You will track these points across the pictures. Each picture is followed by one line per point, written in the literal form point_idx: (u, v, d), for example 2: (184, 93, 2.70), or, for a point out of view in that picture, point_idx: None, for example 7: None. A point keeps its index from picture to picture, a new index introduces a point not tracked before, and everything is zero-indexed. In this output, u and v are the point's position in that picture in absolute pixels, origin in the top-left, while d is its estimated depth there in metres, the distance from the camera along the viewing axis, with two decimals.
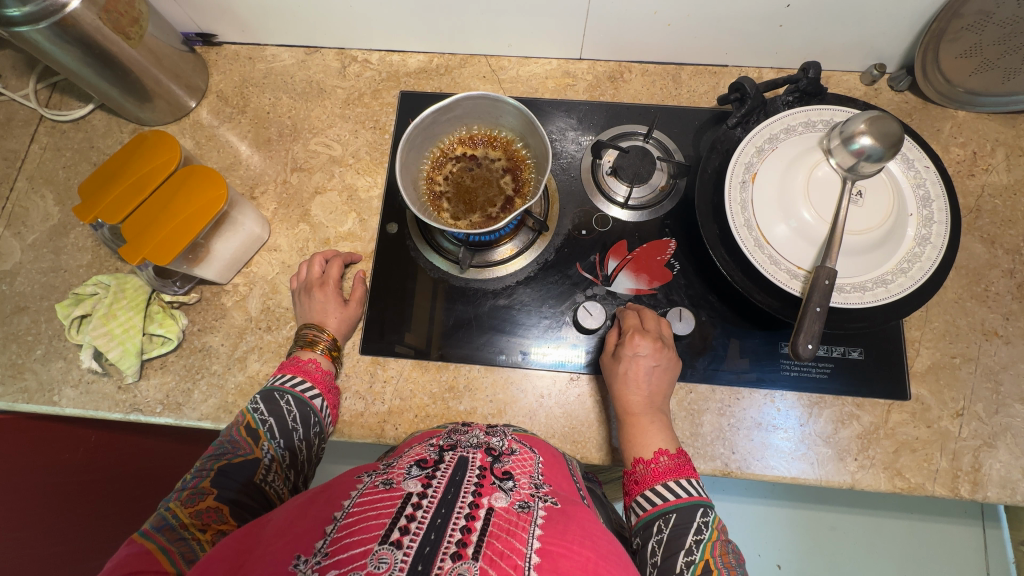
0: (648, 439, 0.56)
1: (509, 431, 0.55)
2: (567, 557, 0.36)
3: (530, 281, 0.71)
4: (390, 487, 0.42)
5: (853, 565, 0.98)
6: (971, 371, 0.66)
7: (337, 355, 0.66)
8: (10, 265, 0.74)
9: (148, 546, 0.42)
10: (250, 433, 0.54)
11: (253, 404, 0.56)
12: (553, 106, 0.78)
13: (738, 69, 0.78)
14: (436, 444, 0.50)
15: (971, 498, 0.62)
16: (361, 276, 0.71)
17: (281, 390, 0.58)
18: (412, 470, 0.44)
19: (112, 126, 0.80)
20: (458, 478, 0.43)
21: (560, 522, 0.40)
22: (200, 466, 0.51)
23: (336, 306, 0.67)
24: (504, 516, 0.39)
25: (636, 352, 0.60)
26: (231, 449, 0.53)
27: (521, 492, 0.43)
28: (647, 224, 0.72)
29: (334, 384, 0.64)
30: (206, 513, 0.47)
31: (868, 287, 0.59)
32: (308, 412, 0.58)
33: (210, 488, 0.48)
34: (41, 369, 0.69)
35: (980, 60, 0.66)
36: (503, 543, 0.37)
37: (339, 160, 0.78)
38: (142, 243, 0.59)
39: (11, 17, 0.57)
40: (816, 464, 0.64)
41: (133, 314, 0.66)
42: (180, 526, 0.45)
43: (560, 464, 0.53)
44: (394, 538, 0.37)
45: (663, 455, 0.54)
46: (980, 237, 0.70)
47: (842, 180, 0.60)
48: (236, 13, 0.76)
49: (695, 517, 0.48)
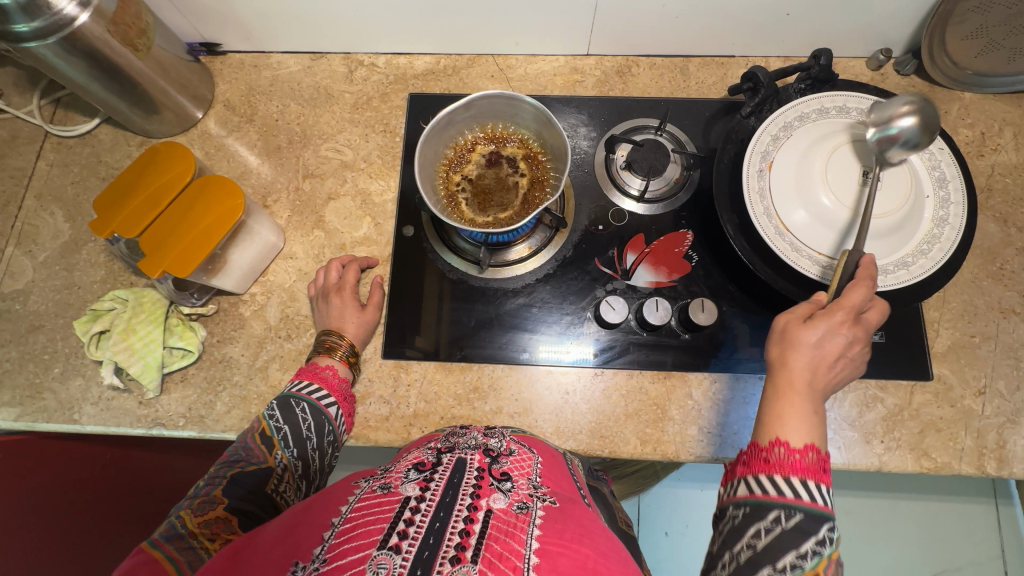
0: (800, 415, 0.46)
1: (507, 433, 0.56)
2: (567, 556, 0.36)
3: (549, 279, 0.71)
4: (388, 492, 0.42)
5: None
6: (991, 349, 0.66)
7: (355, 361, 0.65)
8: (22, 284, 0.73)
9: (158, 556, 0.42)
10: (264, 440, 0.54)
11: (268, 410, 0.56)
12: (563, 102, 0.78)
13: (745, 59, 0.79)
14: (434, 448, 0.51)
15: (997, 475, 0.63)
16: (379, 281, 0.70)
17: (297, 396, 0.58)
18: (410, 474, 0.45)
19: (118, 139, 0.79)
20: (456, 480, 0.43)
21: (559, 520, 0.40)
22: (213, 473, 0.51)
23: (353, 312, 0.67)
24: (502, 518, 0.40)
25: (835, 326, 0.50)
26: (245, 457, 0.53)
27: (519, 492, 0.43)
28: (662, 216, 0.72)
29: (350, 392, 0.63)
30: (216, 522, 0.47)
31: (890, 269, 0.59)
32: (322, 421, 0.58)
33: (221, 497, 0.48)
34: (59, 388, 0.69)
35: (986, 41, 0.67)
36: (502, 545, 0.37)
37: (351, 165, 0.77)
38: (161, 256, 0.59)
39: (18, 33, 0.57)
40: (842, 448, 0.64)
41: (152, 327, 0.66)
42: (189, 534, 0.45)
43: (558, 463, 0.54)
44: (392, 543, 0.37)
45: (811, 451, 0.44)
46: (992, 217, 0.70)
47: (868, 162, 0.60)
48: (240, 20, 0.76)
49: (822, 528, 0.40)
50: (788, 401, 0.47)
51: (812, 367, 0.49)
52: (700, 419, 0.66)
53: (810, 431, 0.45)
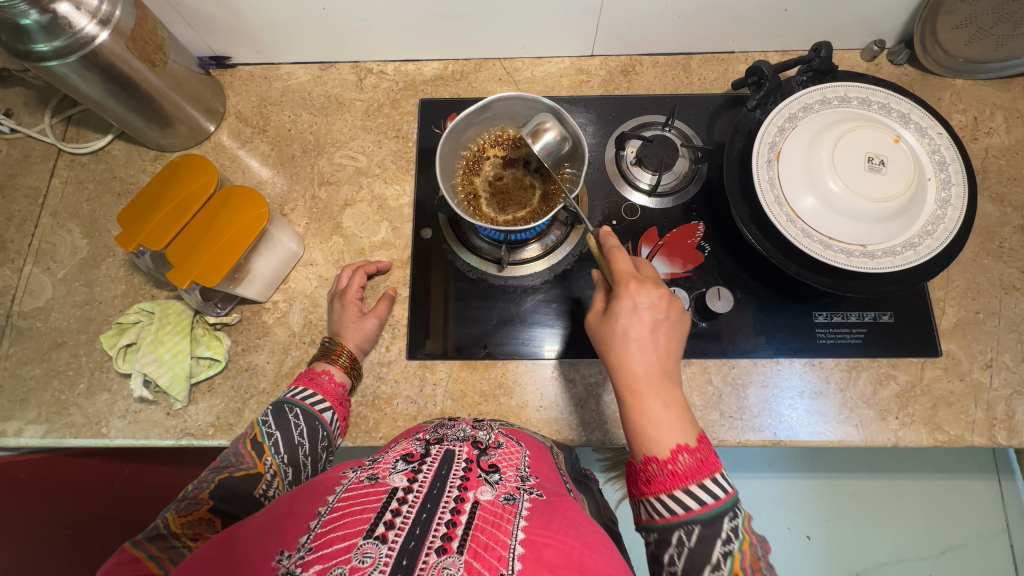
0: (659, 418, 0.48)
1: (496, 425, 0.57)
2: (552, 546, 0.37)
3: (568, 274, 0.73)
4: (375, 483, 0.43)
5: (873, 525, 1.03)
6: (995, 324, 0.69)
7: (354, 370, 0.66)
8: (43, 302, 0.73)
9: (138, 554, 0.42)
10: (254, 446, 0.56)
11: (262, 417, 0.58)
12: (571, 103, 0.80)
13: (745, 55, 0.81)
14: (422, 439, 0.51)
15: (1008, 444, 0.65)
16: (389, 294, 0.70)
17: (291, 402, 0.60)
18: (398, 465, 0.45)
19: (132, 155, 0.80)
20: (444, 472, 0.44)
21: (545, 513, 0.41)
22: (203, 478, 0.53)
23: (354, 319, 0.68)
24: (488, 508, 0.41)
25: (637, 304, 0.53)
26: (234, 462, 0.54)
27: (507, 484, 0.44)
28: (673, 209, 0.74)
29: (346, 397, 0.64)
30: (199, 523, 0.47)
31: (898, 250, 0.61)
32: (315, 426, 0.59)
33: (206, 499, 0.50)
34: (85, 403, 0.69)
35: (975, 29, 0.70)
36: (487, 534, 0.38)
37: (366, 171, 0.78)
38: (189, 266, 0.59)
39: (41, 52, 0.58)
40: (859, 425, 0.66)
41: (179, 338, 0.67)
42: (170, 535, 0.45)
43: (545, 456, 0.55)
44: (378, 532, 0.37)
45: (682, 452, 0.45)
46: (989, 197, 0.73)
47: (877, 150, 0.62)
48: (250, 33, 0.77)
49: (725, 525, 0.43)
50: (639, 402, 0.49)
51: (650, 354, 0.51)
52: (721, 404, 0.68)
53: (669, 429, 0.47)
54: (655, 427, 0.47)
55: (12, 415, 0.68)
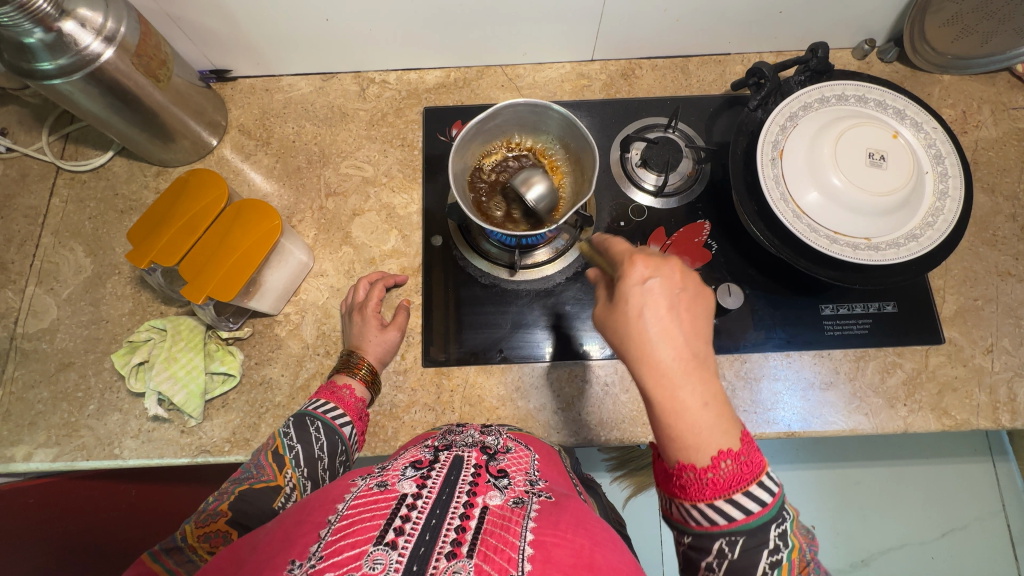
0: (697, 418, 0.39)
1: (503, 430, 0.56)
2: (560, 546, 0.37)
3: (579, 277, 0.74)
4: (385, 489, 0.41)
5: (876, 513, 1.05)
6: (993, 310, 0.71)
7: (373, 381, 0.65)
8: (48, 323, 0.72)
9: (155, 568, 0.45)
10: (275, 458, 0.55)
11: (283, 428, 0.57)
12: (573, 107, 0.81)
13: (740, 56, 0.83)
14: (432, 446, 0.50)
15: (1012, 426, 0.67)
16: (406, 305, 0.71)
17: (313, 415, 0.59)
18: (407, 471, 0.44)
19: (134, 171, 0.79)
20: (453, 477, 0.43)
21: (553, 513, 0.40)
22: (224, 488, 0.53)
23: (375, 331, 0.67)
24: (497, 513, 0.40)
25: (647, 280, 0.43)
26: (255, 474, 0.54)
27: (515, 489, 0.44)
28: (679, 209, 0.76)
29: (366, 411, 0.63)
30: (215, 537, 0.49)
31: (901, 243, 0.63)
32: (336, 441, 0.58)
33: (226, 510, 0.51)
34: (96, 425, 0.68)
35: (961, 27, 0.73)
36: (496, 537, 0.37)
37: (372, 180, 0.78)
38: (202, 282, 0.59)
39: (45, 71, 0.57)
40: (869, 414, 0.68)
41: (193, 354, 0.66)
42: (188, 548, 0.48)
43: (554, 459, 0.55)
44: (389, 539, 0.36)
45: (726, 459, 0.38)
46: (981, 188, 0.76)
47: (877, 146, 0.64)
48: (252, 46, 0.77)
49: (769, 534, 0.38)
50: (674, 399, 0.39)
51: (684, 330, 0.41)
52: (736, 398, 0.69)
53: (708, 432, 0.39)
54: (691, 432, 0.38)
55: (20, 440, 0.67)
